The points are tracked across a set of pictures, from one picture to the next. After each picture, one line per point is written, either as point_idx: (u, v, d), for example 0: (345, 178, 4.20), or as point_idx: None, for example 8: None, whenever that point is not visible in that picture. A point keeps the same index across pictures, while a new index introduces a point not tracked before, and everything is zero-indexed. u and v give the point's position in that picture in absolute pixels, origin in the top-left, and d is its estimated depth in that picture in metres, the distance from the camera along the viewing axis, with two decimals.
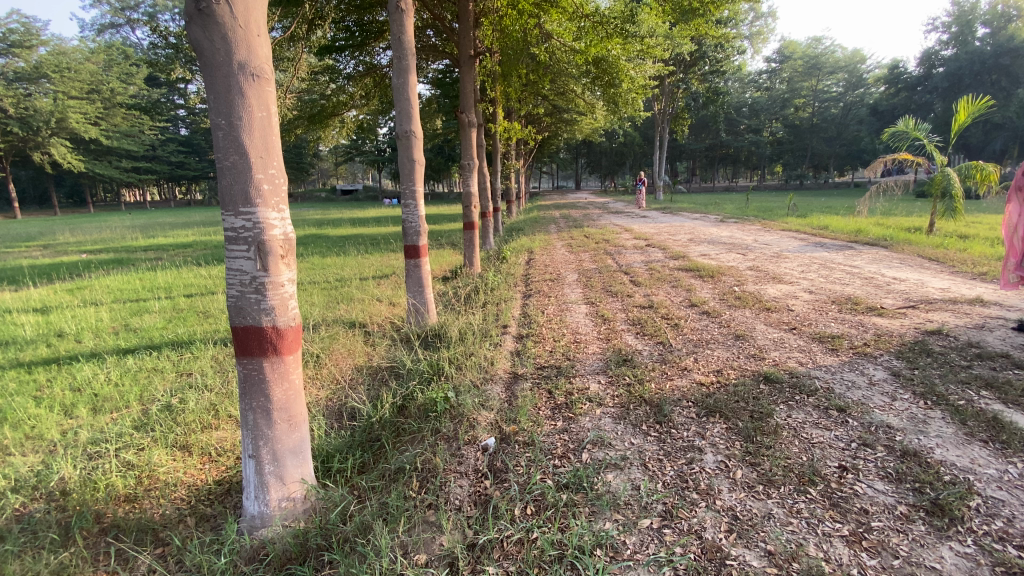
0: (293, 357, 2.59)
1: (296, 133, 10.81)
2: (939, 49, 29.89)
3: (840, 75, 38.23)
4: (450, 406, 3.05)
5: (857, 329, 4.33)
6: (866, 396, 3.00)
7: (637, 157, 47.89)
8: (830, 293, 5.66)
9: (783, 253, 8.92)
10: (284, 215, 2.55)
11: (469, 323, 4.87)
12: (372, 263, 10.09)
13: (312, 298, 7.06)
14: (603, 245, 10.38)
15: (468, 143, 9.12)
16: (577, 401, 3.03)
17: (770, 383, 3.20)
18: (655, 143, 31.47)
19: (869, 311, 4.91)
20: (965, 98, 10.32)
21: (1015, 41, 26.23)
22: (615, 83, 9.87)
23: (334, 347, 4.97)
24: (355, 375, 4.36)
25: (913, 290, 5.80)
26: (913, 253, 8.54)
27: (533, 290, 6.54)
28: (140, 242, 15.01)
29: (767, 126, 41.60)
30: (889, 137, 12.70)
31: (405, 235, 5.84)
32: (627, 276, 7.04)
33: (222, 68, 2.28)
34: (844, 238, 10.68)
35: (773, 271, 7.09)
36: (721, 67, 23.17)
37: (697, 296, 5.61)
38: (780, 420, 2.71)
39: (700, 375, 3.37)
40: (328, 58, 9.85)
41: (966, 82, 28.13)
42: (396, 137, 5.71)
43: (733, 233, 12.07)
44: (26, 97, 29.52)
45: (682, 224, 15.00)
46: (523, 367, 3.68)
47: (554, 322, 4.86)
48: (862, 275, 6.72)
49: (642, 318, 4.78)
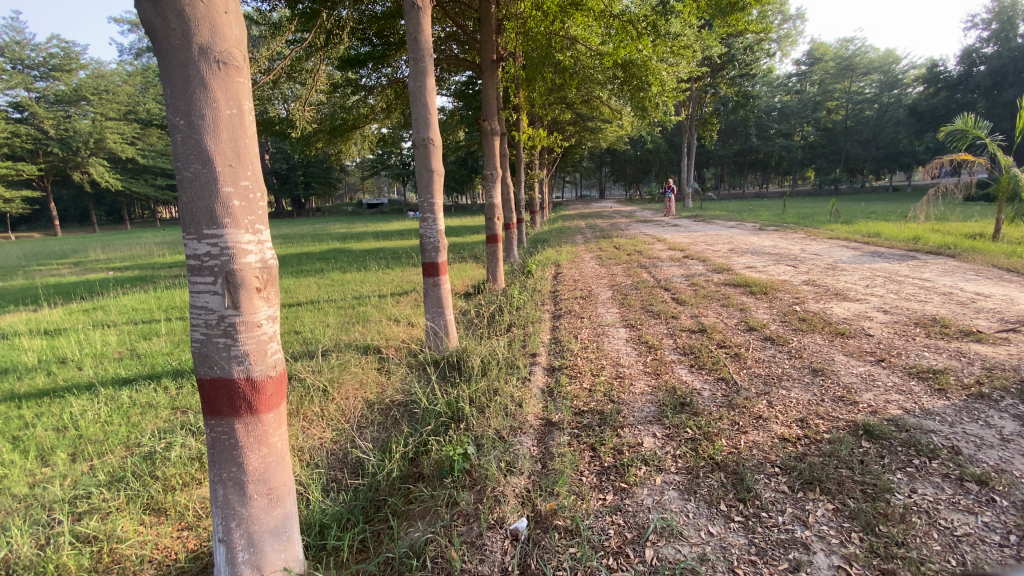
0: (275, 415, 2.08)
1: (316, 146, 10.52)
2: (981, 45, 28.36)
3: (875, 75, 36.62)
4: (471, 466, 2.49)
5: (958, 360, 3.57)
6: (1005, 460, 2.26)
7: (664, 165, 46.94)
8: (909, 314, 4.88)
9: (837, 265, 8.09)
10: (262, 236, 2.04)
11: (492, 350, 4.29)
12: (392, 279, 9.66)
13: (326, 319, 6.61)
14: (636, 257, 9.70)
15: (491, 153, 8.61)
16: (629, 465, 2.43)
17: (874, 440, 2.52)
18: (683, 151, 30.55)
19: (963, 335, 4.13)
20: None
21: None
22: (645, 87, 9.10)
23: (345, 376, 4.46)
24: (366, 412, 3.85)
25: (1007, 308, 4.97)
26: (988, 262, 7.60)
27: (563, 309, 5.94)
28: (169, 259, 15.01)
29: (798, 130, 40.11)
30: (945, 136, 11.65)
31: (423, 252, 5.33)
32: (668, 292, 6.37)
33: (178, 54, 1.79)
34: (901, 246, 9.75)
35: (833, 286, 6.31)
36: (750, 71, 22.21)
37: (754, 318, 4.91)
38: (905, 498, 2.03)
39: (781, 426, 2.73)
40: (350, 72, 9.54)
41: (1010, 79, 26.61)
42: (413, 145, 5.22)
43: (776, 242, 11.24)
44: (66, 123, 30.69)
45: (718, 233, 14.15)
46: (558, 412, 3.08)
47: (590, 350, 4.24)
48: (937, 290, 5.89)
49: (694, 347, 4.13)
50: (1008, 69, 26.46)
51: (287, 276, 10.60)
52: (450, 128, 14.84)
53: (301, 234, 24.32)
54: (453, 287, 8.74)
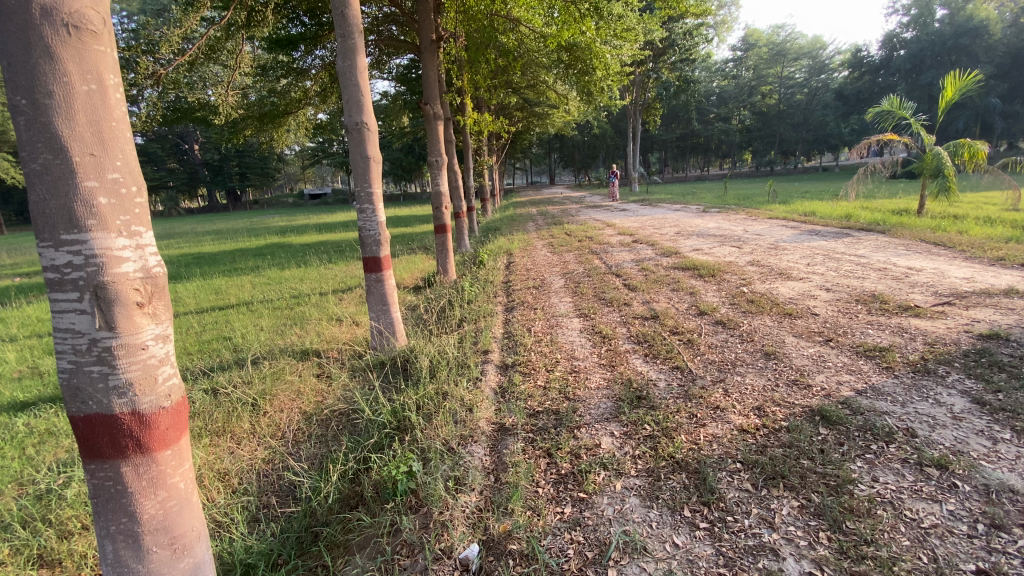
0: (173, 452, 1.76)
1: (245, 133, 9.73)
2: (900, 31, 30.40)
3: (804, 61, 38.76)
4: (416, 486, 2.27)
5: (901, 337, 3.64)
6: (959, 440, 2.29)
7: (610, 150, 47.54)
8: (850, 291, 5.02)
9: (778, 244, 8.32)
10: (141, 239, 1.69)
11: (440, 349, 4.03)
12: (335, 275, 9.15)
13: (261, 322, 6.11)
14: (588, 243, 9.66)
15: (435, 138, 8.22)
16: (587, 471, 2.26)
17: (831, 426, 2.48)
18: (630, 135, 30.92)
19: (902, 311, 4.27)
20: (952, 73, 9.81)
21: (973, 22, 26.50)
22: (590, 71, 8.96)
23: (279, 387, 4.08)
24: (302, 427, 3.52)
25: (936, 281, 5.21)
26: (915, 237, 8.04)
27: (516, 300, 5.74)
28: None
29: (736, 114, 41.55)
30: (873, 116, 12.25)
31: (363, 246, 4.93)
32: (620, 278, 6.29)
33: (15, 16, 1.44)
34: (836, 224, 10.20)
35: (777, 266, 6.45)
36: (689, 56, 22.68)
37: (704, 302, 4.89)
38: (868, 490, 1.99)
39: (739, 416, 2.65)
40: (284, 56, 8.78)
41: (928, 63, 28.67)
42: (345, 130, 4.80)
43: (720, 224, 11.50)
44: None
45: (664, 216, 14.37)
46: (511, 415, 2.87)
47: (543, 343, 4.06)
48: (872, 266, 6.12)
49: (648, 334, 4.04)
50: (926, 53, 28.58)
51: (219, 276, 9.82)
52: (392, 114, 14.19)
53: (237, 229, 22.81)
54: (401, 281, 8.36)
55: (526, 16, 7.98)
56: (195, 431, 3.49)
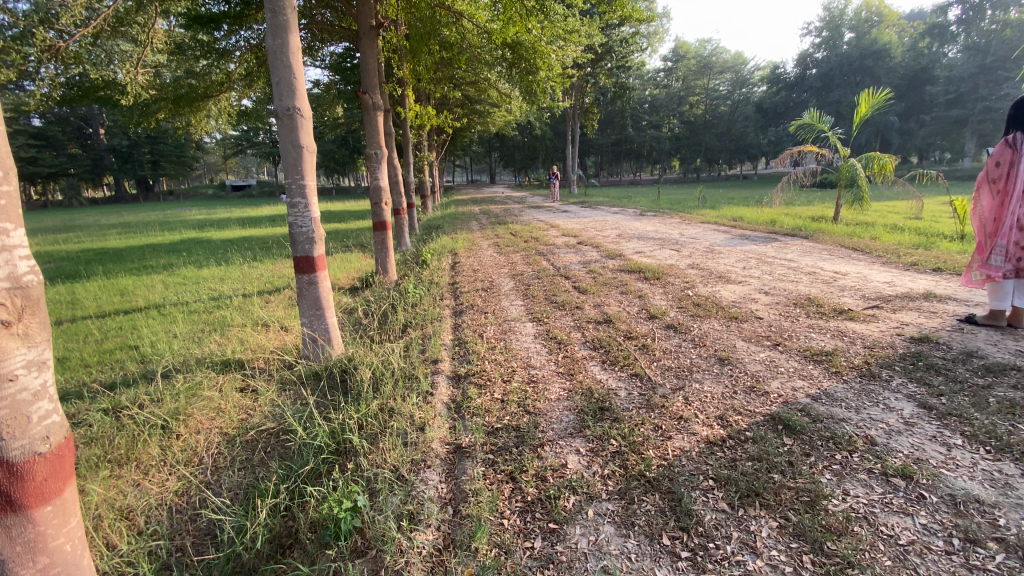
0: (56, 507, 1.36)
1: (157, 115, 8.72)
2: (813, 51, 33.14)
3: (728, 75, 41.30)
4: (364, 524, 1.99)
5: (843, 340, 3.77)
6: (917, 448, 2.33)
7: (549, 151, 48.20)
8: (787, 294, 5.22)
9: (715, 247, 8.63)
10: (8, 239, 1.32)
11: (384, 358, 3.69)
12: (262, 274, 8.41)
13: (173, 329, 5.41)
14: (533, 243, 9.56)
15: (374, 131, 7.75)
16: (556, 497, 2.08)
17: (794, 436, 2.46)
18: (569, 138, 31.43)
19: (839, 314, 4.46)
20: (865, 91, 10.64)
21: (877, 45, 29.37)
22: (533, 70, 8.76)
23: (195, 404, 3.56)
24: (223, 452, 3.09)
25: (862, 285, 5.55)
26: (835, 242, 8.63)
27: (463, 303, 5.47)
28: None
29: (667, 122, 43.47)
30: (796, 129, 13.10)
31: (294, 244, 4.47)
32: (568, 281, 6.20)
33: None
34: (764, 228, 10.79)
35: (717, 269, 6.64)
36: (625, 63, 23.31)
37: (653, 305, 4.88)
38: (843, 505, 1.96)
39: (703, 426, 2.57)
40: (210, 38, 7.83)
41: (836, 82, 31.45)
42: (275, 115, 4.31)
43: (659, 227, 11.82)
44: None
45: (604, 218, 14.60)
46: (467, 434, 2.62)
47: (497, 350, 3.85)
48: (803, 270, 6.43)
49: (603, 340, 3.93)
50: (835, 72, 31.14)
51: (126, 274, 8.76)
52: (326, 103, 13.37)
53: (146, 222, 20.74)
54: (336, 282, 7.83)
55: (469, 9, 7.68)
56: (92, 460, 2.93)
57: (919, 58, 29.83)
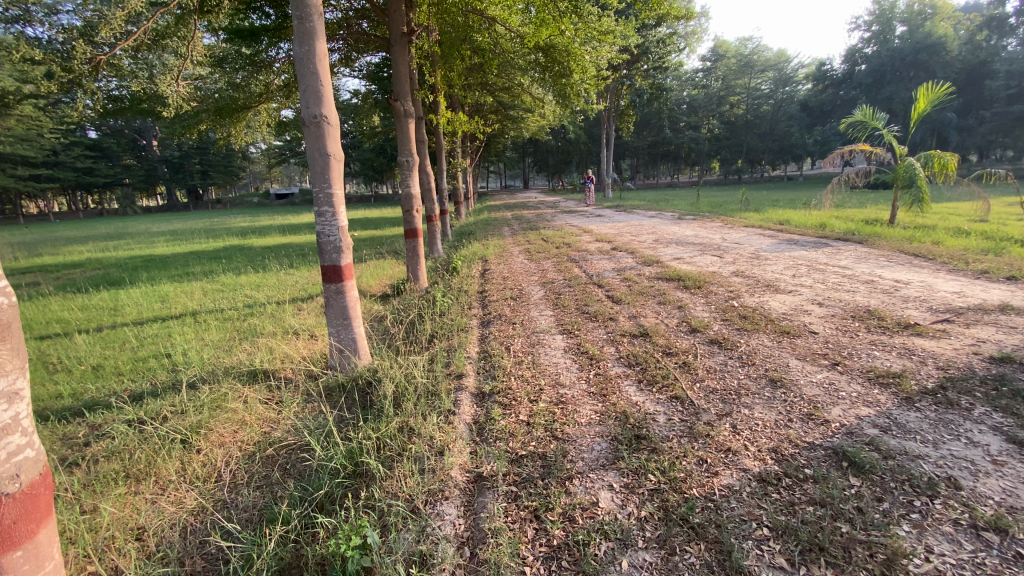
0: (25, 553, 1.33)
1: (200, 127, 8.97)
2: (862, 46, 31.50)
3: (770, 73, 39.82)
4: (373, 565, 1.82)
5: (911, 360, 3.36)
6: (1011, 494, 1.98)
7: (584, 155, 47.74)
8: (843, 305, 4.78)
9: (759, 253, 8.14)
10: None
11: (407, 372, 3.54)
12: (297, 281, 8.50)
13: (208, 337, 5.46)
14: (566, 250, 9.31)
15: (406, 138, 7.69)
16: (585, 543, 1.85)
17: (862, 475, 2.14)
18: (604, 141, 31.00)
19: (903, 329, 4.02)
20: (925, 84, 9.88)
21: (931, 38, 27.57)
22: (567, 73, 8.52)
23: (218, 418, 3.52)
24: (242, 468, 3.00)
25: (928, 296, 5.03)
26: (893, 247, 8.00)
27: (492, 313, 5.29)
28: (18, 261, 12.36)
29: (706, 123, 42.34)
30: (847, 127, 12.33)
31: (321, 253, 4.39)
32: (602, 289, 5.93)
33: None
34: (812, 233, 10.16)
35: (763, 278, 6.21)
36: (662, 64, 22.75)
37: (694, 317, 4.55)
38: (926, 566, 1.65)
39: (754, 460, 2.29)
40: (253, 50, 8.06)
41: (888, 77, 29.76)
42: (303, 123, 4.25)
43: (698, 232, 11.33)
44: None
45: (641, 222, 14.17)
46: (489, 462, 2.42)
47: (525, 365, 3.64)
48: (858, 278, 5.93)
49: (639, 355, 3.66)
50: (886, 68, 29.52)
51: (168, 281, 9.03)
52: (362, 112, 13.55)
53: (196, 229, 21.67)
54: (368, 289, 7.81)
55: (503, 13, 7.53)
56: (111, 475, 2.91)
57: (977, 52, 27.55)
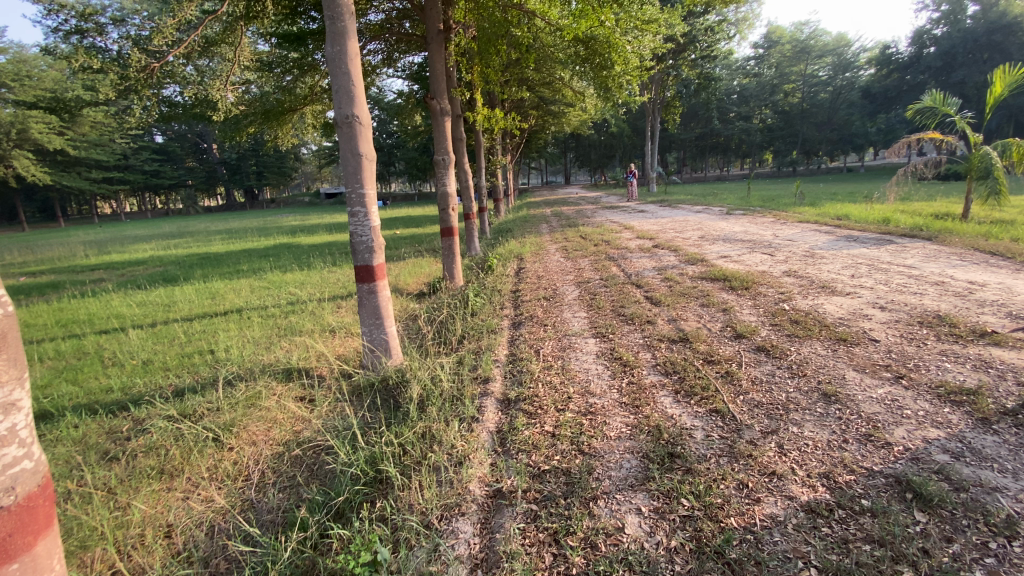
0: (21, 564, 1.41)
1: (247, 130, 9.28)
2: (931, 27, 28.98)
3: (828, 58, 37.45)
4: None
5: (988, 374, 2.98)
6: None
7: (627, 148, 46.67)
8: (909, 310, 4.35)
9: (814, 251, 7.61)
10: None
11: (433, 374, 3.48)
12: (338, 279, 8.67)
13: (251, 334, 5.62)
14: (604, 248, 9.06)
15: (442, 135, 7.65)
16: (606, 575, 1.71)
17: (929, 510, 1.88)
18: (648, 135, 30.13)
19: (979, 337, 3.59)
20: (1001, 67, 8.98)
21: (1006, 18, 25.04)
22: (608, 65, 8.23)
23: (251, 416, 3.58)
24: (270, 467, 3.03)
25: (1008, 299, 4.51)
26: (967, 244, 7.28)
27: (524, 314, 5.17)
28: (90, 259, 13.30)
29: (757, 113, 40.44)
30: (915, 114, 11.37)
31: (354, 252, 4.37)
32: (641, 290, 5.68)
33: None
34: (874, 228, 9.43)
35: (818, 278, 5.77)
36: (710, 53, 21.78)
37: (740, 322, 4.26)
38: None
39: (801, 487, 2.06)
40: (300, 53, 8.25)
41: (959, 61, 27.26)
42: (336, 124, 4.24)
43: (747, 228, 10.77)
44: (25, 69, 25.24)
45: (685, 218, 13.67)
46: (509, 476, 2.31)
47: (554, 371, 3.49)
48: (927, 279, 5.41)
49: (676, 363, 3.44)
50: (957, 50, 27.06)
51: (219, 279, 9.45)
52: (405, 112, 13.69)
53: (250, 228, 22.68)
54: (405, 287, 7.86)
55: (542, 7, 7.32)
56: (147, 472, 3.00)
57: None
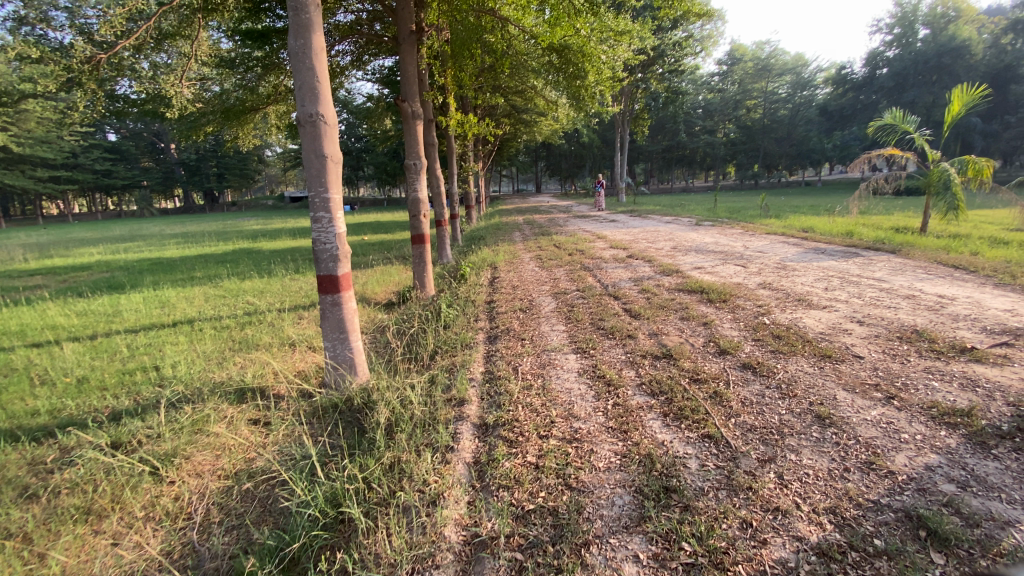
0: None
1: (205, 129, 8.77)
2: (884, 49, 30.56)
3: (787, 77, 39.02)
4: None
5: (976, 393, 2.92)
6: None
7: (597, 159, 47.24)
8: (887, 324, 4.33)
9: (786, 263, 7.68)
10: None
11: (403, 396, 3.19)
12: (301, 288, 8.23)
13: (203, 348, 5.17)
14: (579, 257, 8.93)
15: (414, 140, 7.36)
16: None
17: (946, 550, 1.74)
18: (618, 146, 30.53)
19: (959, 353, 3.57)
20: (959, 86, 9.33)
21: (955, 41, 26.67)
22: (582, 75, 8.13)
23: (196, 443, 3.20)
24: (216, 504, 2.68)
25: (978, 313, 4.56)
26: (929, 258, 7.48)
27: (499, 327, 4.93)
28: (28, 263, 12.32)
29: (721, 127, 41.64)
30: (875, 131, 11.76)
31: (316, 261, 4.03)
32: (618, 302, 5.54)
33: None
34: (840, 241, 9.65)
35: (793, 290, 5.77)
36: (678, 68, 22.27)
37: (722, 336, 4.15)
38: None
39: (808, 525, 1.89)
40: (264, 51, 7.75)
41: (911, 81, 28.92)
42: (298, 123, 3.92)
43: (718, 239, 10.87)
44: None
45: (656, 228, 13.76)
46: (490, 518, 2.06)
47: (534, 391, 3.26)
48: (898, 293, 5.46)
49: (662, 382, 3.27)
50: (909, 71, 28.72)
51: (170, 286, 8.85)
52: (375, 116, 13.31)
53: (208, 232, 21.68)
54: (373, 296, 7.51)
55: (517, 13, 7.16)
56: (70, 513, 2.60)
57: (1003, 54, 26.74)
